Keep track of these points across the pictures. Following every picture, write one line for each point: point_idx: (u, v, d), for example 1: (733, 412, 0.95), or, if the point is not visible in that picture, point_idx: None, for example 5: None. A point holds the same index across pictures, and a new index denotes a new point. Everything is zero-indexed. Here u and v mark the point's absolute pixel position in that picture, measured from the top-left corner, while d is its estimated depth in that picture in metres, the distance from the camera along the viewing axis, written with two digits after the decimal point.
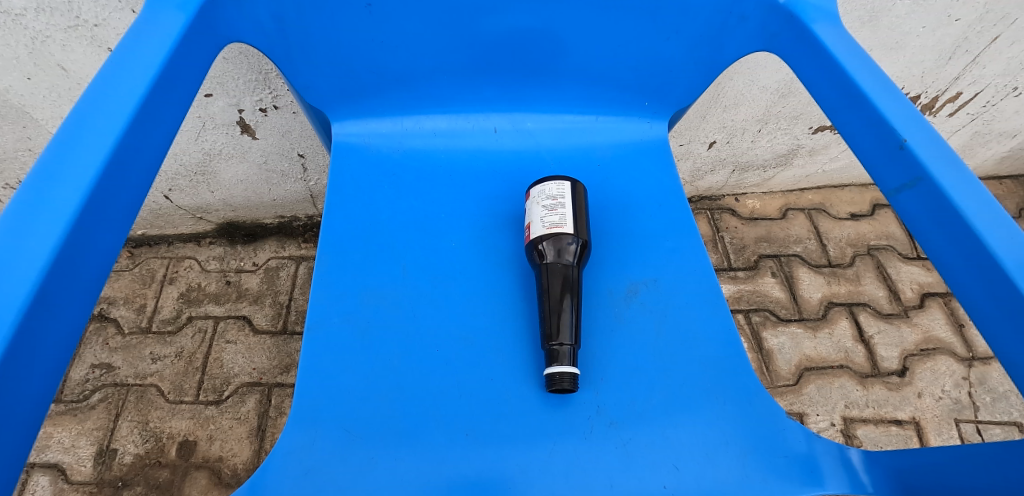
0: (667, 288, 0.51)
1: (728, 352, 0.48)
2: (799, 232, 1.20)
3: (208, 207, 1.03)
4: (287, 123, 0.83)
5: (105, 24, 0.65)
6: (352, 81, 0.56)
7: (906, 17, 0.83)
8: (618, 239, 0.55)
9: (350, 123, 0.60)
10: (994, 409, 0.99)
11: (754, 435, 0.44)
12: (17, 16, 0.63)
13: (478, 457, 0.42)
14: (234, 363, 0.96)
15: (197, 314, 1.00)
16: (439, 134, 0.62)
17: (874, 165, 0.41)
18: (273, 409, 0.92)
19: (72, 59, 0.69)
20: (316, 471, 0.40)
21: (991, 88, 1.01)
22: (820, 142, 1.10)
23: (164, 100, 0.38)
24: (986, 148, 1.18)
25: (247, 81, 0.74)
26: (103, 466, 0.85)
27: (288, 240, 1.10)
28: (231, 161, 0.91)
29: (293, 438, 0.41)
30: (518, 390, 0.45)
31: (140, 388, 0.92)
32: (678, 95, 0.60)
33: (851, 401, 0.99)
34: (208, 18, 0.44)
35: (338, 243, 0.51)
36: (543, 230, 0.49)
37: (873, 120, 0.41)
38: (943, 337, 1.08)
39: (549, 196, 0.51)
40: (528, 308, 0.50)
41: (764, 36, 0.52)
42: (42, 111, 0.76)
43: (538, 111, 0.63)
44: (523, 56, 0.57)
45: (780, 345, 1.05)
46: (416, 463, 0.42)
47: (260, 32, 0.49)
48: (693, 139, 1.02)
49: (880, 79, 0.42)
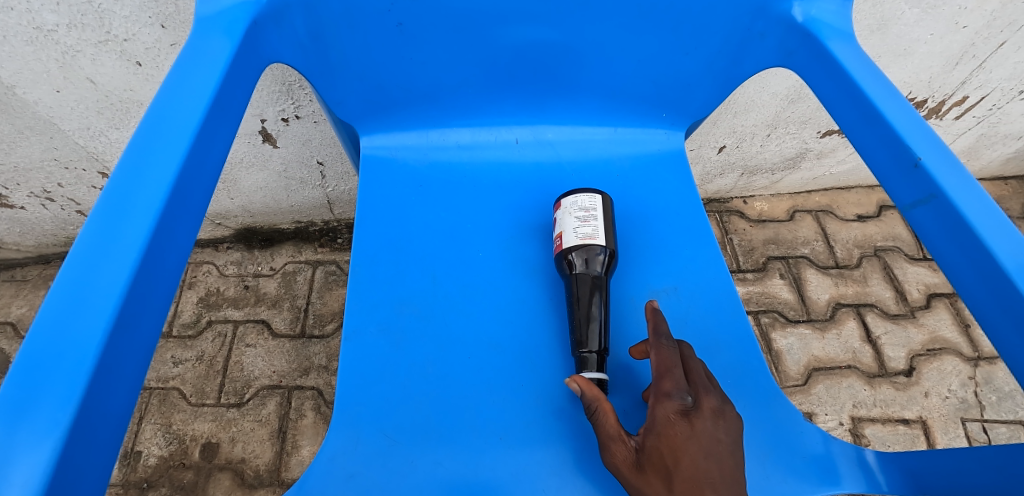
0: (686, 296, 0.53)
1: (745, 357, 0.50)
2: (806, 234, 1.22)
3: (227, 213, 1.05)
4: (308, 132, 0.85)
5: (135, 39, 0.66)
6: (379, 96, 0.58)
7: (914, 25, 0.84)
8: (639, 247, 0.56)
9: (378, 137, 0.62)
10: (1000, 408, 1.01)
11: (774, 438, 0.45)
12: (49, 32, 0.65)
13: (511, 461, 0.44)
14: (255, 366, 0.98)
15: (216, 318, 1.02)
16: (463, 146, 0.63)
17: (888, 181, 0.43)
18: (294, 412, 0.93)
19: (100, 73, 0.71)
20: (359, 475, 0.42)
21: (997, 92, 1.02)
22: (828, 145, 1.11)
23: (219, 121, 0.39)
24: (992, 150, 1.20)
25: (270, 93, 0.76)
26: (129, 468, 0.87)
27: (305, 244, 1.12)
28: (251, 169, 0.93)
29: (335, 442, 0.43)
30: (549, 396, 0.47)
31: (162, 391, 0.94)
32: (695, 108, 0.62)
33: (860, 401, 1.01)
34: (252, 42, 0.45)
35: (369, 256, 0.53)
36: (575, 241, 0.50)
37: (888, 138, 0.42)
38: (949, 337, 1.09)
39: (581, 207, 0.52)
40: (554, 317, 0.51)
41: (781, 53, 0.53)
42: (69, 122, 0.77)
43: (558, 122, 0.65)
44: (545, 71, 0.59)
45: (789, 346, 1.07)
46: (453, 468, 0.43)
47: (296, 50, 0.50)
48: (703, 144, 1.04)
49: (895, 97, 0.44)
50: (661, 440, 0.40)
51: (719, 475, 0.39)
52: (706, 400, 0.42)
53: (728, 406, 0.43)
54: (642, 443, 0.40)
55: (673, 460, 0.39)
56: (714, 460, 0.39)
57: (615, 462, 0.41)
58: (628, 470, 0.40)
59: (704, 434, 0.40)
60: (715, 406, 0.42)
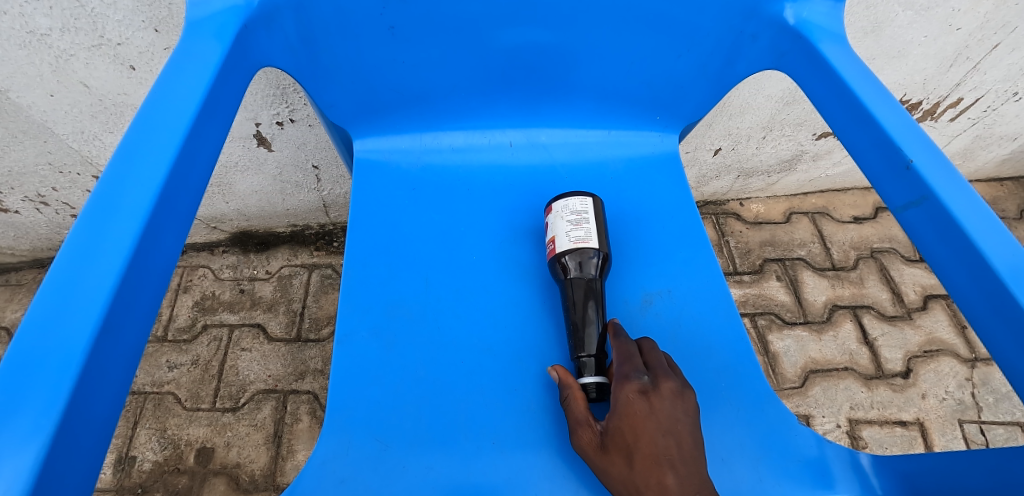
0: (680, 299, 0.53)
1: (739, 360, 0.49)
2: (803, 235, 1.22)
3: (222, 217, 1.05)
4: (303, 135, 0.85)
5: (128, 43, 0.66)
6: (373, 99, 0.58)
7: (908, 27, 0.84)
8: (633, 250, 0.56)
9: (372, 140, 0.62)
10: (998, 410, 1.01)
11: (768, 441, 0.45)
12: (42, 36, 0.65)
13: (504, 465, 0.44)
14: (250, 370, 0.98)
15: (212, 322, 1.02)
16: (457, 149, 0.63)
17: (880, 183, 0.43)
18: (290, 416, 0.93)
19: (94, 76, 0.70)
20: (350, 480, 0.42)
21: (992, 94, 1.02)
22: (823, 147, 1.12)
23: (208, 124, 0.39)
24: (987, 151, 1.20)
25: (265, 96, 0.76)
26: (123, 473, 0.86)
27: (301, 248, 1.12)
28: (246, 173, 0.93)
29: (327, 447, 0.43)
30: (541, 400, 0.47)
31: (157, 395, 0.94)
32: (688, 110, 0.62)
33: (857, 402, 1.01)
34: (243, 45, 0.45)
35: (362, 260, 0.53)
36: (568, 245, 0.50)
37: (879, 140, 0.42)
38: (946, 339, 1.09)
39: (573, 211, 0.52)
40: (547, 320, 0.51)
41: (773, 55, 0.53)
42: (63, 126, 0.77)
43: (552, 125, 0.65)
44: (538, 73, 0.59)
45: (785, 348, 1.07)
46: (445, 472, 0.43)
47: (288, 53, 0.50)
48: (698, 147, 1.04)
49: (887, 99, 0.44)
50: (623, 420, 0.40)
51: (678, 453, 0.38)
52: (666, 383, 0.42)
53: (690, 390, 0.43)
54: (606, 425, 0.41)
55: (632, 438, 0.39)
56: (674, 437, 0.39)
57: (582, 445, 0.42)
58: (593, 452, 0.41)
59: (662, 413, 0.40)
60: (675, 388, 0.42)
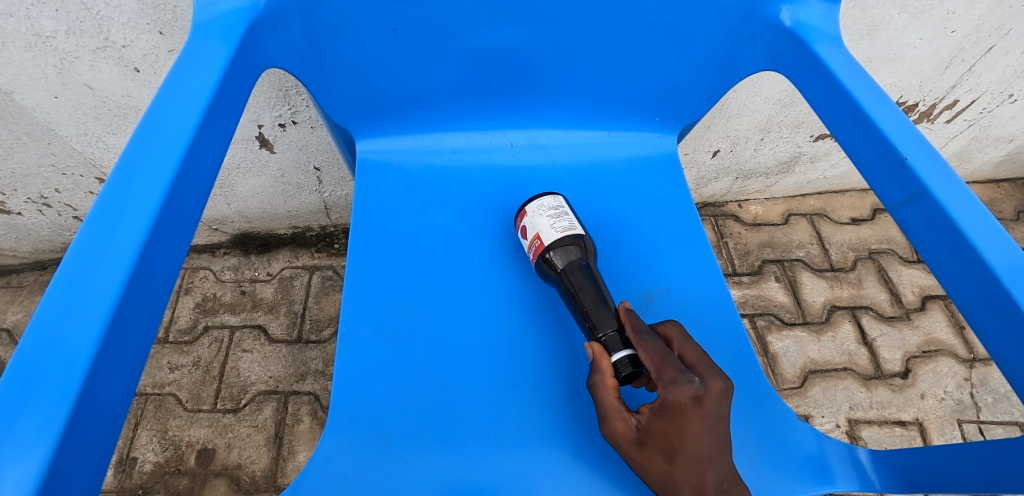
0: (680, 297, 0.53)
1: (739, 357, 0.50)
2: (801, 237, 1.23)
3: (224, 219, 1.05)
4: (305, 137, 0.85)
5: (132, 45, 0.67)
6: (375, 101, 0.58)
7: (904, 30, 0.85)
8: (633, 249, 0.57)
9: (373, 141, 0.62)
10: (996, 410, 1.01)
11: (768, 438, 0.45)
12: (48, 39, 0.65)
13: (506, 461, 0.44)
14: (251, 371, 0.98)
15: (213, 324, 1.02)
16: (458, 150, 0.64)
17: (877, 182, 0.43)
18: (291, 417, 0.93)
19: (98, 79, 0.71)
20: (353, 477, 0.42)
21: (987, 96, 1.03)
22: (821, 149, 1.12)
23: (214, 125, 0.40)
24: (984, 153, 1.21)
25: (267, 98, 0.77)
26: (124, 474, 0.86)
27: (302, 250, 1.12)
28: (248, 175, 0.93)
29: (330, 445, 0.43)
30: (544, 397, 0.47)
31: (158, 397, 0.94)
32: (686, 112, 0.62)
33: (856, 402, 1.02)
34: (248, 47, 0.46)
35: (365, 259, 0.53)
36: (557, 234, 0.50)
37: (875, 139, 0.43)
38: (945, 339, 1.10)
39: (548, 207, 0.52)
40: (548, 318, 0.52)
41: (770, 57, 0.54)
42: (66, 128, 0.78)
43: (552, 127, 0.65)
44: (538, 75, 0.60)
45: (785, 349, 1.07)
46: (448, 469, 0.43)
47: (293, 55, 0.51)
48: (697, 149, 1.05)
49: (882, 99, 0.44)
50: (669, 423, 0.39)
51: (717, 450, 0.39)
52: (713, 382, 0.41)
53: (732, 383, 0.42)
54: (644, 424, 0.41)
55: (677, 441, 0.39)
56: (716, 436, 0.39)
57: (616, 436, 0.42)
58: (628, 445, 0.42)
59: (711, 415, 0.39)
60: (723, 387, 0.41)
